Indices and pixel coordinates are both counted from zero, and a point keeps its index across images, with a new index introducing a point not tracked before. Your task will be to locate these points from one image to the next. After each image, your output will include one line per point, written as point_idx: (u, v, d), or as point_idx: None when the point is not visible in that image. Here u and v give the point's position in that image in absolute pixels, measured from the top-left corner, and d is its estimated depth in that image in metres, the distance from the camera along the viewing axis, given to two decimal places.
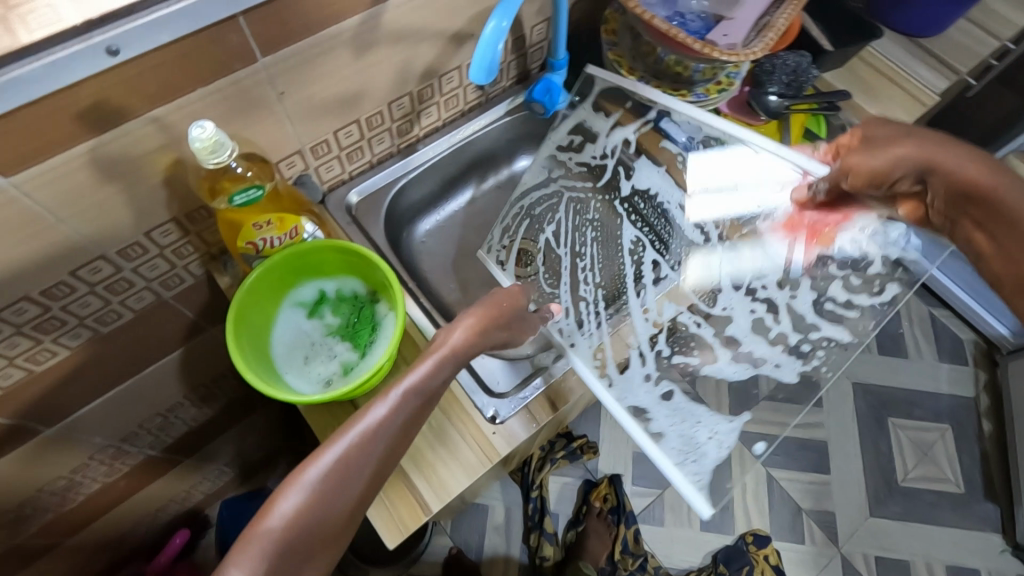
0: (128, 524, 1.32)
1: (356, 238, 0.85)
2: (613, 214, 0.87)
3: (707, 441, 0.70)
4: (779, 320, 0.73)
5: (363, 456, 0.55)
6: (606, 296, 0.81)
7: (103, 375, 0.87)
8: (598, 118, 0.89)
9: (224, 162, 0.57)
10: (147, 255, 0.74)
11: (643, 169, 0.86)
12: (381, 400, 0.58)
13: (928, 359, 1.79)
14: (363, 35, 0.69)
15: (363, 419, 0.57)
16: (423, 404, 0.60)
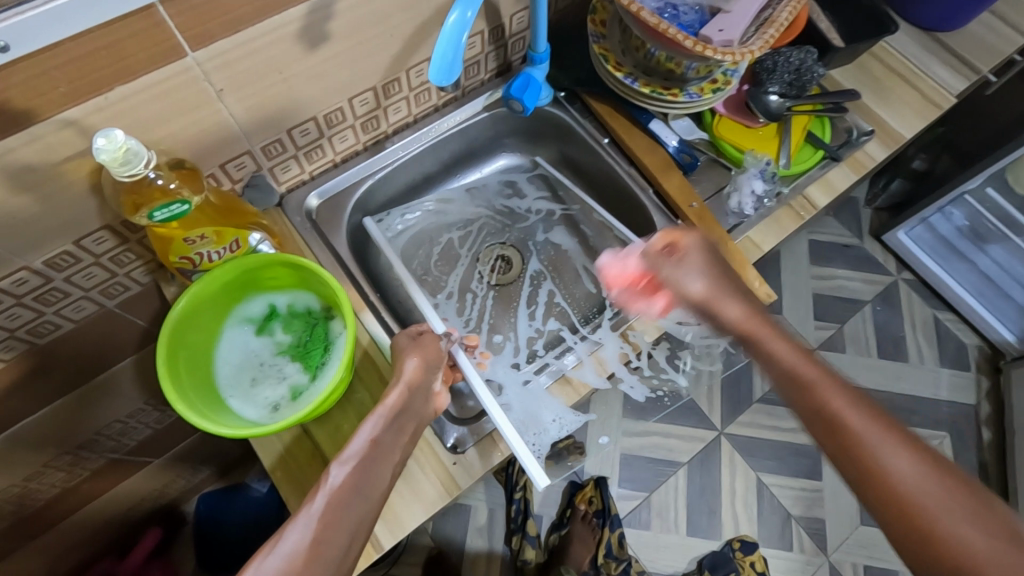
0: (96, 524, 1.27)
1: (314, 244, 0.79)
2: (525, 249, 0.94)
3: (553, 422, 0.71)
4: (639, 353, 0.76)
5: (331, 520, 0.51)
6: (489, 303, 0.89)
7: (45, 385, 0.81)
8: (538, 180, 0.97)
9: (140, 175, 0.50)
10: (81, 264, 0.68)
11: (561, 230, 0.95)
12: (341, 463, 0.56)
13: (930, 365, 1.73)
14: (313, 26, 0.62)
15: (329, 485, 0.54)
16: (373, 463, 0.57)
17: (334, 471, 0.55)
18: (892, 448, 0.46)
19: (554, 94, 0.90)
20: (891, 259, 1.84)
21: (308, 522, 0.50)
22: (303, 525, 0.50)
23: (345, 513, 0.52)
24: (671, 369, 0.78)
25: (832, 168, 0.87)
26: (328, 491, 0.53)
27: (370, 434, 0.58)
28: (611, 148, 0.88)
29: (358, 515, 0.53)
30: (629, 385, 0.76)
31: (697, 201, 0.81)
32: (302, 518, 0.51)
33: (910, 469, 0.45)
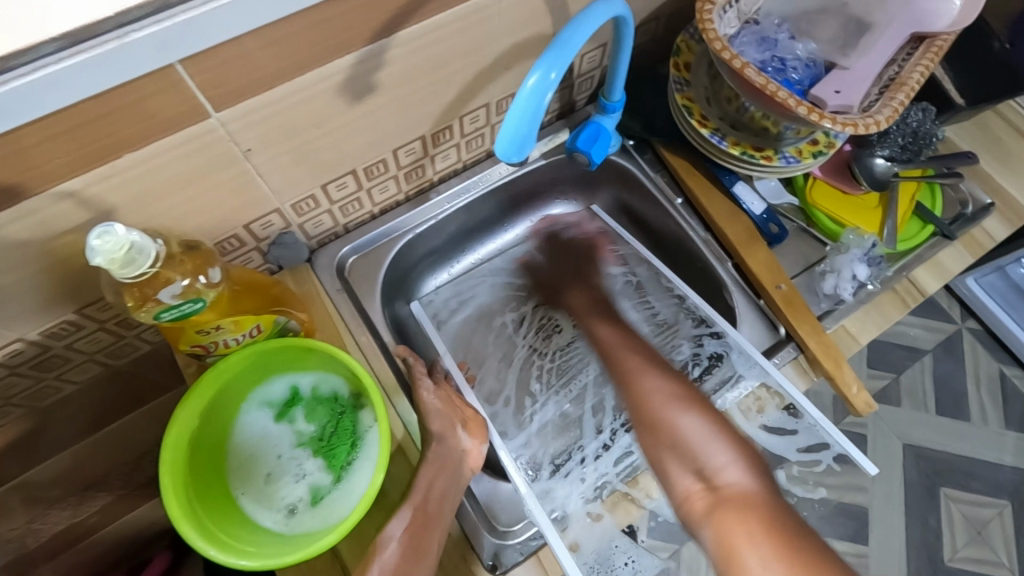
0: None
1: (345, 310, 0.69)
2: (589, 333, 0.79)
3: (624, 565, 0.59)
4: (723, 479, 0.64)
5: None
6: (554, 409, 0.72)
7: (48, 441, 0.75)
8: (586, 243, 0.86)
9: (144, 275, 0.41)
10: (83, 331, 0.60)
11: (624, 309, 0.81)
12: (402, 516, 0.55)
13: (994, 426, 1.59)
14: (358, 77, 0.52)
15: (381, 557, 0.53)
16: (422, 534, 0.55)
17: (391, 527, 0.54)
18: (683, 410, 0.66)
19: (622, 142, 0.79)
20: (955, 306, 1.70)
21: None
22: None
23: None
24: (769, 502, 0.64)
25: (943, 246, 0.75)
26: (395, 539, 0.54)
27: (419, 486, 0.56)
28: (685, 209, 0.77)
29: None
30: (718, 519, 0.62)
31: (786, 283, 0.70)
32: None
33: (700, 427, 0.65)
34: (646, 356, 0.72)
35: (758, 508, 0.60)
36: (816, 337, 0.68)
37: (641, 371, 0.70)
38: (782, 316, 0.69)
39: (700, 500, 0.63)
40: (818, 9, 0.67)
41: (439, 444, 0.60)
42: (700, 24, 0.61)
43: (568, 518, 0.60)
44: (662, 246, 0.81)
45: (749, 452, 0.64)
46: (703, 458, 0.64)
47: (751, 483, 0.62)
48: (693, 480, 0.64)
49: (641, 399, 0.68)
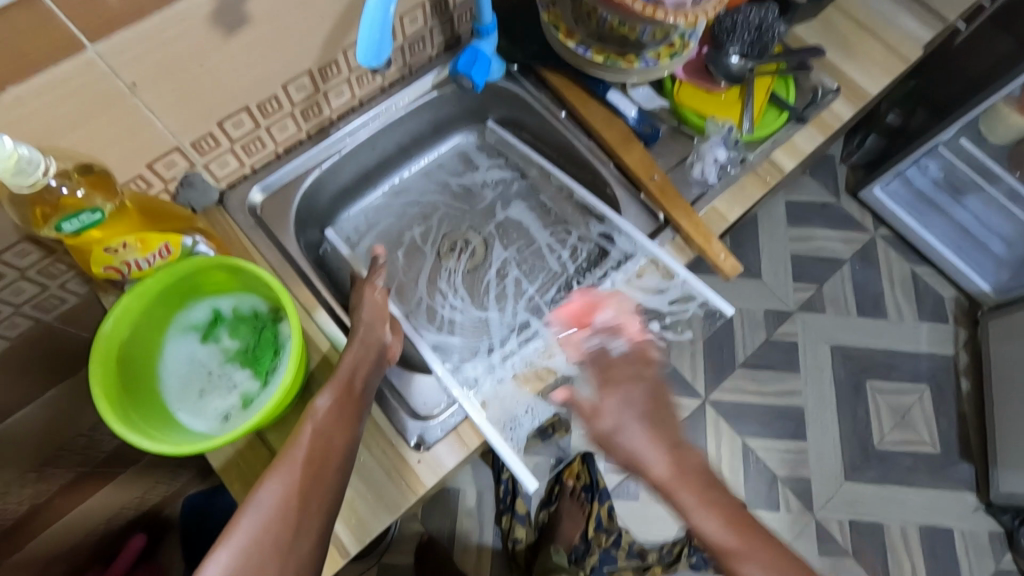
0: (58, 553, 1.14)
1: (260, 243, 0.75)
2: (492, 242, 0.86)
3: (524, 415, 0.68)
4: None
5: (317, 458, 0.54)
6: (462, 304, 0.81)
7: None
8: (480, 156, 0.94)
9: (40, 184, 0.46)
10: (6, 280, 0.64)
11: (515, 211, 0.89)
12: (330, 392, 0.59)
13: (910, 321, 1.71)
14: (227, 9, 0.57)
15: (313, 421, 0.56)
16: (348, 409, 0.59)
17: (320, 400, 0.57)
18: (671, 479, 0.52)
19: (507, 68, 0.86)
20: (868, 216, 1.81)
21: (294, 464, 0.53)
22: (285, 471, 0.52)
23: (333, 446, 0.56)
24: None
25: (798, 130, 0.84)
26: (324, 408, 0.57)
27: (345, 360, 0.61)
28: (568, 121, 0.84)
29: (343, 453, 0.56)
30: None
31: (660, 174, 0.78)
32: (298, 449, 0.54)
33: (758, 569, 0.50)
34: (697, 490, 0.53)
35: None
36: (686, 218, 0.76)
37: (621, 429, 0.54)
38: (657, 204, 0.78)
39: None
40: None
41: (367, 331, 0.64)
42: None
43: (476, 385, 0.70)
44: (550, 151, 0.89)
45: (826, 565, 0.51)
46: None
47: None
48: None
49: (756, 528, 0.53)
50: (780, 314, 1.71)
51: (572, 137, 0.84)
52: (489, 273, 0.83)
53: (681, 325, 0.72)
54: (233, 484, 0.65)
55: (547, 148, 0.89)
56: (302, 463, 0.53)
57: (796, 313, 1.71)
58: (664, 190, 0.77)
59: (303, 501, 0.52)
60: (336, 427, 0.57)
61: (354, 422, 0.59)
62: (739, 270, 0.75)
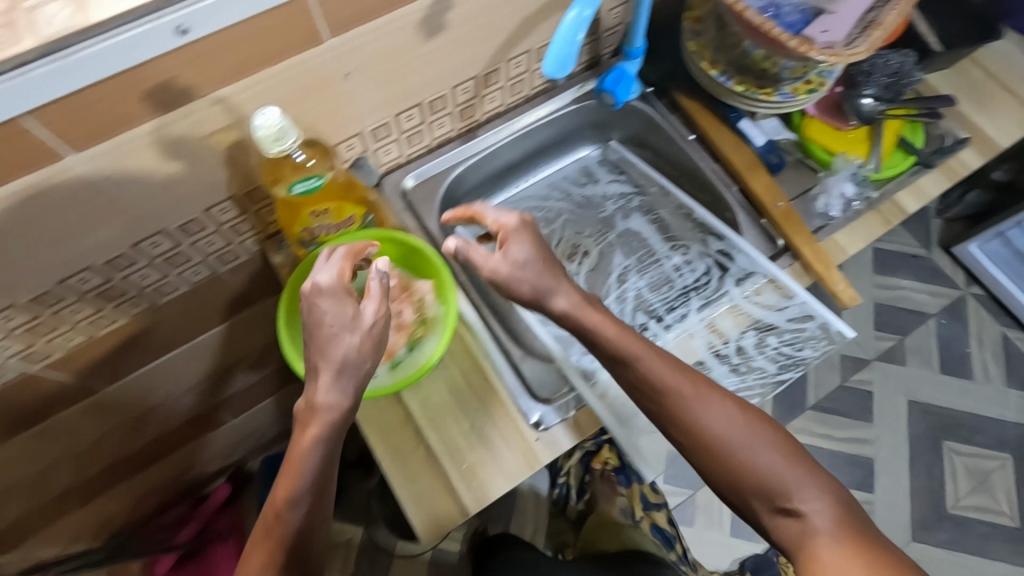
0: (159, 484, 1.25)
1: (409, 225, 0.83)
2: (610, 250, 0.92)
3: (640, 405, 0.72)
4: (727, 343, 0.75)
5: (332, 442, 0.56)
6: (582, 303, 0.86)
7: (156, 343, 0.88)
8: (602, 170, 1.00)
9: (286, 151, 0.55)
10: (205, 232, 0.74)
11: (633, 223, 0.95)
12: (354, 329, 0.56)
13: (997, 385, 1.66)
14: (431, 18, 0.66)
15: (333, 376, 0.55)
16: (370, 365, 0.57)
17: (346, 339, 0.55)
18: (699, 400, 0.58)
19: (643, 89, 0.92)
20: (961, 272, 1.76)
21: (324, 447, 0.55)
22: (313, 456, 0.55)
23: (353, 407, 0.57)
24: (764, 360, 0.74)
25: (923, 174, 0.86)
26: (350, 356, 0.55)
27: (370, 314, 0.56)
28: (697, 144, 0.89)
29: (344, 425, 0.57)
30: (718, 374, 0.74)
31: (784, 202, 0.83)
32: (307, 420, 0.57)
33: (777, 461, 0.56)
34: (754, 420, 0.58)
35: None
36: (810, 246, 0.79)
37: (685, 400, 0.59)
38: (780, 229, 0.82)
39: (767, 508, 0.57)
40: None
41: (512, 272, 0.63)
42: None
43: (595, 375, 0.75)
44: (672, 173, 0.94)
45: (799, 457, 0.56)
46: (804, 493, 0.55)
47: (825, 524, 0.54)
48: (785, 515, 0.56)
49: (696, 423, 0.58)
50: (857, 361, 1.68)
51: (699, 159, 0.89)
52: (608, 278, 0.88)
53: (801, 342, 0.75)
54: (371, 434, 0.71)
55: (670, 168, 0.94)
56: (295, 477, 0.54)
57: (875, 364, 1.68)
58: (786, 217, 0.81)
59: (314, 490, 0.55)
60: (311, 452, 0.55)
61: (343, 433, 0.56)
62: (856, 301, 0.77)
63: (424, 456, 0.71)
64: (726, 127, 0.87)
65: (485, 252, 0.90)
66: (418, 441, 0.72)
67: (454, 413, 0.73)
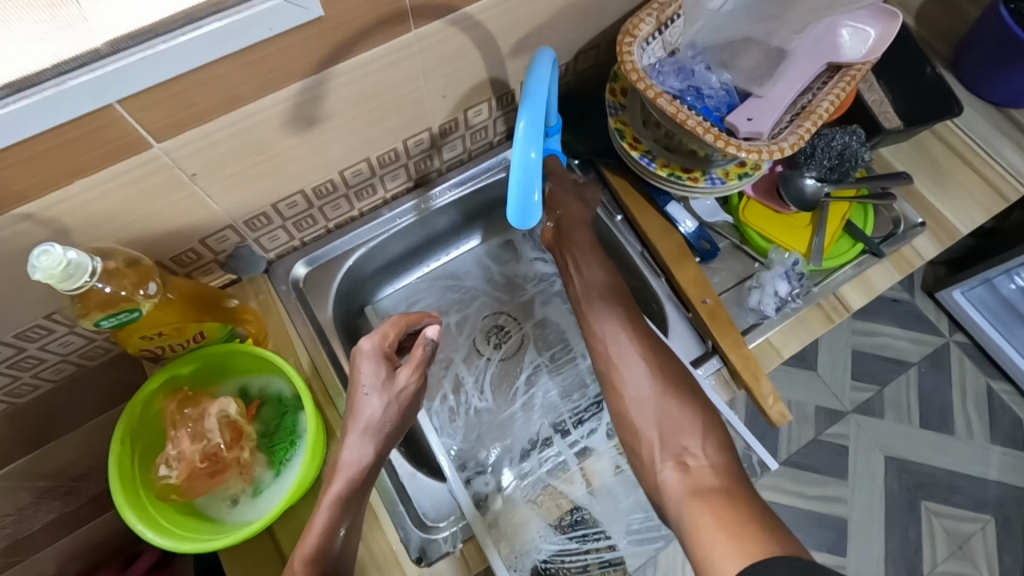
0: None
1: (297, 319, 0.75)
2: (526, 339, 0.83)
3: (534, 540, 0.66)
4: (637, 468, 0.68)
5: (351, 487, 0.59)
6: (488, 407, 0.78)
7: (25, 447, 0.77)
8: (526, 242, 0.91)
9: (86, 286, 0.47)
10: (55, 334, 0.65)
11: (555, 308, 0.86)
12: (375, 393, 0.63)
13: (981, 442, 1.41)
14: (291, 111, 0.58)
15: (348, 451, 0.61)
16: (379, 427, 0.62)
17: (368, 404, 0.62)
18: (620, 332, 0.69)
19: (568, 162, 0.83)
20: (943, 318, 1.50)
21: (327, 501, 0.58)
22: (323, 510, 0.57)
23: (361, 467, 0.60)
24: None
25: (871, 264, 0.78)
26: (372, 411, 0.62)
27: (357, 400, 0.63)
28: (624, 226, 0.81)
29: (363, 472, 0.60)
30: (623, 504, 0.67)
31: (712, 297, 0.74)
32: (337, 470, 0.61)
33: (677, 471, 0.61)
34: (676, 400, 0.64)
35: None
36: (737, 352, 0.71)
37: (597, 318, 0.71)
38: (706, 329, 0.73)
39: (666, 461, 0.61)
40: (743, 38, 0.69)
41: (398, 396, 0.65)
42: (620, 57, 0.64)
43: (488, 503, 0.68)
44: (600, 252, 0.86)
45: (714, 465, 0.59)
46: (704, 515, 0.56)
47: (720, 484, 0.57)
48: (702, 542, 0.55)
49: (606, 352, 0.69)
50: (833, 413, 1.42)
51: (626, 244, 0.80)
52: (521, 374, 0.80)
53: None
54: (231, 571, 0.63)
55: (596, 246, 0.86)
56: (311, 533, 0.56)
57: (850, 415, 1.42)
58: (714, 315, 0.73)
59: (322, 545, 0.56)
60: (325, 510, 0.57)
61: (362, 495, 0.60)
62: (786, 420, 0.69)
63: None
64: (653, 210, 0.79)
65: None
66: None
67: None
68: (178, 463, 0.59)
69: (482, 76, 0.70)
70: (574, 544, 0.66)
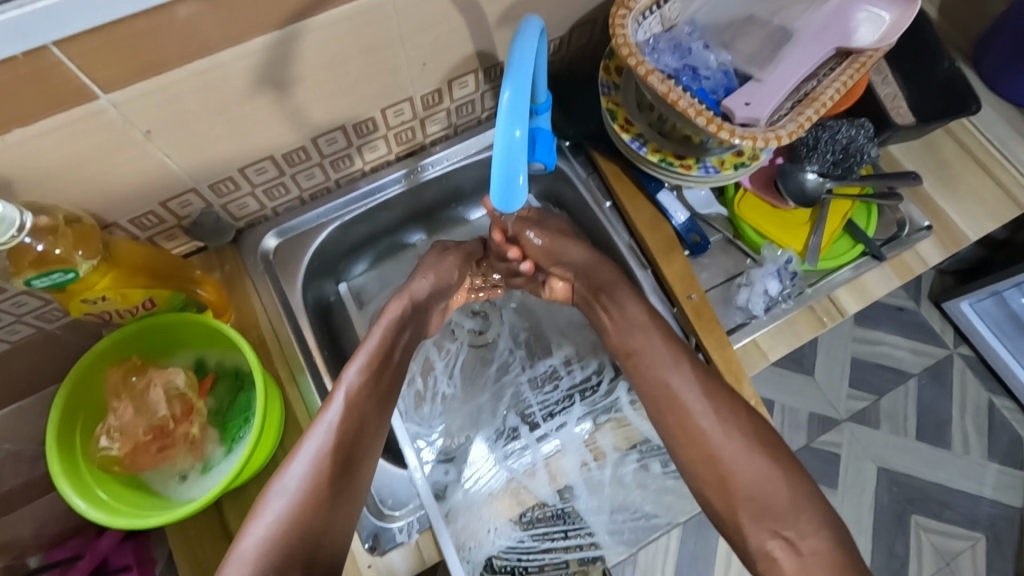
0: None
1: (265, 291, 0.72)
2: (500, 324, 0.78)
3: (487, 533, 0.63)
4: (604, 469, 0.65)
5: (352, 435, 0.61)
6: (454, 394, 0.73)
7: None
8: None
9: (14, 241, 0.44)
10: (8, 294, 0.62)
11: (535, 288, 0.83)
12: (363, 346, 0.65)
13: (976, 458, 1.36)
14: (255, 69, 0.54)
15: (342, 388, 0.62)
16: (376, 377, 0.64)
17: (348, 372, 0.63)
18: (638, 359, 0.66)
19: (558, 144, 0.79)
20: (949, 329, 1.45)
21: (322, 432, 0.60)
22: (316, 437, 0.60)
23: (360, 403, 0.62)
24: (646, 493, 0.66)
25: (871, 267, 0.74)
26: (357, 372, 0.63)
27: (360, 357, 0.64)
28: (612, 213, 0.77)
29: (358, 414, 0.62)
30: (588, 504, 0.65)
31: (699, 294, 0.70)
32: (308, 448, 0.60)
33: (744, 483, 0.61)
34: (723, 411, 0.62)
35: (829, 560, 0.57)
36: (720, 351, 0.67)
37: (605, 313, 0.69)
38: (690, 326, 0.69)
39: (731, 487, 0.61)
40: (744, 17, 0.66)
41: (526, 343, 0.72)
42: (612, 29, 0.60)
43: (448, 497, 0.65)
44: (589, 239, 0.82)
45: (777, 462, 0.62)
46: (785, 522, 0.59)
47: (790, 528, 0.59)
48: (775, 540, 0.59)
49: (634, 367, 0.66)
50: (825, 421, 1.38)
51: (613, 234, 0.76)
52: (493, 361, 0.75)
53: None
54: (175, 548, 0.61)
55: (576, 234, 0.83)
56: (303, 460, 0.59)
57: (844, 424, 1.38)
58: (698, 313, 0.69)
59: (315, 481, 0.58)
60: (313, 445, 0.60)
61: (359, 425, 0.62)
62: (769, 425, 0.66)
63: None
64: (641, 199, 0.75)
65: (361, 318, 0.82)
66: (230, 559, 0.61)
67: None
68: (121, 435, 0.56)
69: (468, 45, 0.66)
70: (532, 542, 0.64)
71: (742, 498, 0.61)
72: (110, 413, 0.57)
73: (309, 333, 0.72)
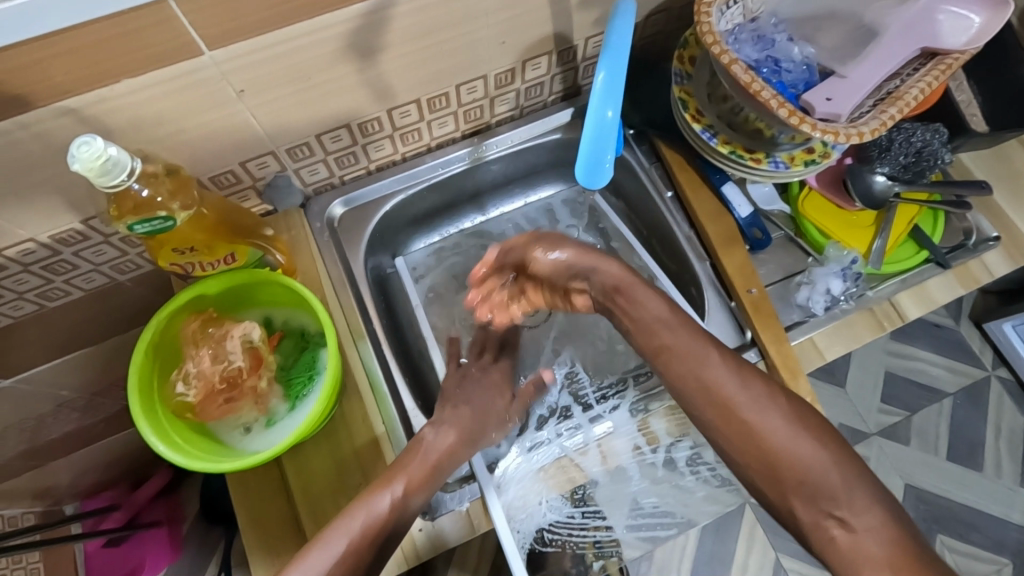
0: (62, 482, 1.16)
1: (329, 257, 0.74)
2: (551, 311, 0.83)
3: (536, 503, 0.65)
4: (654, 452, 0.66)
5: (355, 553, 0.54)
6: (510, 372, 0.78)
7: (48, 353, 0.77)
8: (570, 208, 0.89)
9: (122, 185, 0.46)
10: (90, 242, 0.65)
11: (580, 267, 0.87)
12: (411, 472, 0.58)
13: (1008, 482, 1.33)
14: (347, 36, 0.55)
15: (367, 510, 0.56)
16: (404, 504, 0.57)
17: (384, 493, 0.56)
18: None
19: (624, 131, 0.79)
20: (988, 351, 1.41)
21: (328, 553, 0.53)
22: (324, 549, 0.54)
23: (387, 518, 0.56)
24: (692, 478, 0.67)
25: (933, 275, 0.73)
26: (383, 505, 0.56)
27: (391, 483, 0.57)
28: (674, 204, 0.77)
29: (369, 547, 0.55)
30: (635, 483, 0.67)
31: (758, 288, 0.70)
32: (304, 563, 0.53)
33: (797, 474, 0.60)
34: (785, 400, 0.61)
35: None
36: (777, 346, 0.67)
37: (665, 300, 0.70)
38: (748, 320, 0.69)
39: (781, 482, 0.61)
40: (828, 12, 0.66)
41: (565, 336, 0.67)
42: (696, 17, 0.60)
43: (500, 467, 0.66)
44: (646, 229, 0.83)
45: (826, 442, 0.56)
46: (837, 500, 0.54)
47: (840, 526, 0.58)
48: None
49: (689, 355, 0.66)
50: (855, 433, 1.37)
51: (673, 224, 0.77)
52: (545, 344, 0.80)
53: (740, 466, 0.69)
54: (236, 495, 0.63)
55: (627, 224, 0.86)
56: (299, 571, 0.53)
57: (874, 437, 1.37)
58: (757, 306, 0.69)
59: None
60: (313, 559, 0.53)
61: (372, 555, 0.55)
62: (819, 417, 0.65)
63: (290, 528, 0.63)
64: (704, 191, 0.75)
65: (415, 292, 0.83)
66: (287, 512, 0.63)
67: (334, 487, 0.64)
68: (197, 382, 0.58)
69: (547, 25, 0.66)
70: None
71: (793, 481, 0.55)
72: (188, 361, 0.59)
73: (369, 302, 0.73)
